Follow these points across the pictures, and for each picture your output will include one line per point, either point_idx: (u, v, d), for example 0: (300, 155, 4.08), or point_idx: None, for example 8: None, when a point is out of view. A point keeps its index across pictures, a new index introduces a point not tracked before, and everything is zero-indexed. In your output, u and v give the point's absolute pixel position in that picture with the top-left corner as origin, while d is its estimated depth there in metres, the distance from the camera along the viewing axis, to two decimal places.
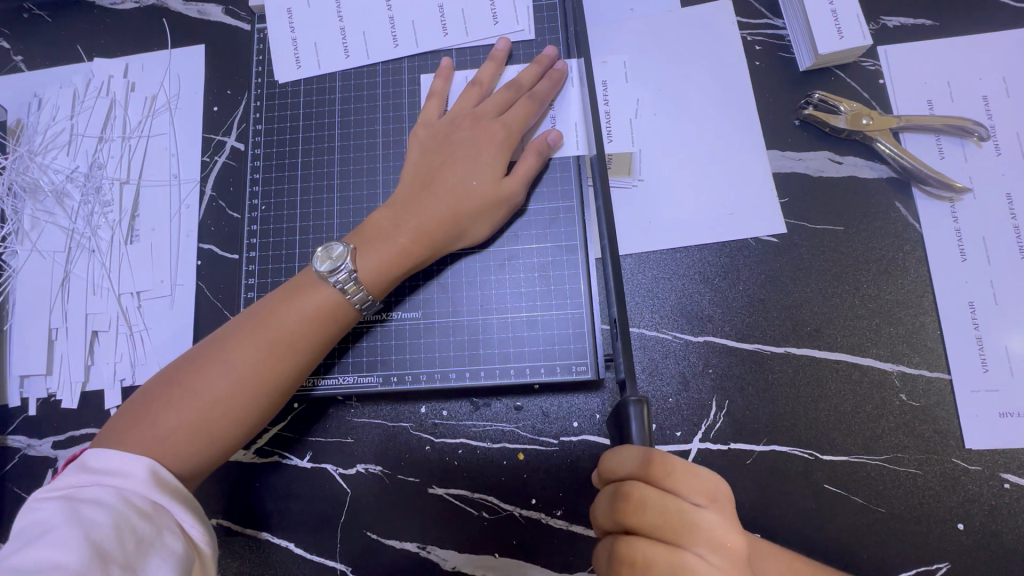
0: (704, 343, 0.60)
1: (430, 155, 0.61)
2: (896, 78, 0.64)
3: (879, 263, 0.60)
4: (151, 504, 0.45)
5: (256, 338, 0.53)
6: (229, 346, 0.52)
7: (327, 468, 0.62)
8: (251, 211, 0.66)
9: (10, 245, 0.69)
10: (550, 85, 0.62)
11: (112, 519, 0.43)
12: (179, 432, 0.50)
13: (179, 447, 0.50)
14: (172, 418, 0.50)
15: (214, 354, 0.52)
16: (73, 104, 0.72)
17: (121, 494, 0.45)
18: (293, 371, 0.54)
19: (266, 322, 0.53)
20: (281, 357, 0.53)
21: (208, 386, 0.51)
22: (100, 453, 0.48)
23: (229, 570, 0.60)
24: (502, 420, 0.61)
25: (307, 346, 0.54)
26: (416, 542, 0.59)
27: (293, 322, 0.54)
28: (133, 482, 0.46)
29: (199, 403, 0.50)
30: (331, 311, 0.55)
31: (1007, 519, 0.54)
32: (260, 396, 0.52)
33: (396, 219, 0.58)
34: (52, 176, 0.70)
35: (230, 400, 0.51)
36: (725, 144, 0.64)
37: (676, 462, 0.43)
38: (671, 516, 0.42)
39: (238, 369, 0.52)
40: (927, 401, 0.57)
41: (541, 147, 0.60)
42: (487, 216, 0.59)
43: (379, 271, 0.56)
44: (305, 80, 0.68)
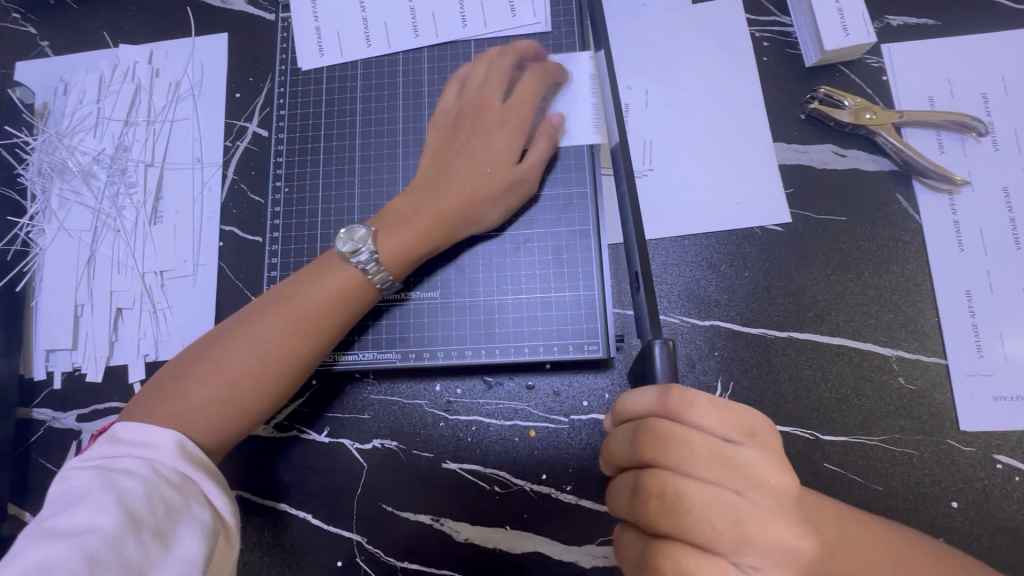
0: (710, 327, 0.62)
1: (447, 144, 0.64)
2: (899, 75, 0.66)
3: (881, 252, 0.63)
4: (179, 475, 0.47)
5: (281, 315, 0.55)
6: (255, 322, 0.55)
7: (345, 442, 0.64)
8: (273, 193, 0.68)
9: (37, 224, 0.71)
10: (554, 71, 0.65)
11: (142, 489, 0.44)
12: (207, 405, 0.52)
13: (208, 420, 0.52)
14: (200, 392, 0.52)
15: (240, 332, 0.54)
16: (100, 88, 0.74)
17: (151, 465, 0.47)
18: (315, 348, 0.56)
19: (290, 300, 0.56)
20: (305, 334, 0.55)
21: (236, 362, 0.53)
22: (131, 426, 0.50)
23: (249, 539, 0.62)
24: (514, 398, 0.63)
25: (330, 324, 0.56)
26: (430, 515, 0.62)
27: (317, 300, 0.56)
28: (161, 454, 0.48)
29: (226, 377, 0.53)
30: (353, 290, 0.57)
31: (999, 497, 0.56)
32: (284, 372, 0.54)
33: (415, 204, 0.60)
34: (78, 157, 0.72)
35: (256, 375, 0.53)
36: (734, 136, 0.66)
37: (701, 397, 0.42)
38: (704, 454, 0.41)
39: (264, 345, 0.54)
40: (924, 385, 0.59)
41: (550, 134, 0.63)
42: (502, 201, 0.61)
43: (400, 254, 0.58)
44: (327, 68, 0.70)
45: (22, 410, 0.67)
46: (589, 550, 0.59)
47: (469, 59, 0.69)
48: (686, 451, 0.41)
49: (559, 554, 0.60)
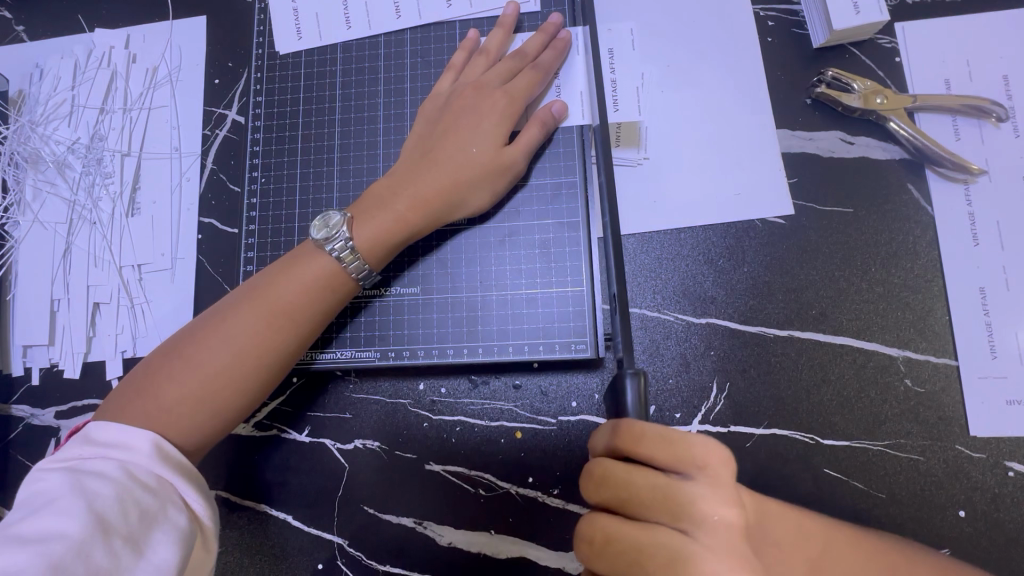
0: (706, 324, 0.59)
1: (434, 125, 0.60)
2: (913, 56, 0.62)
3: (890, 246, 0.59)
4: (155, 478, 0.45)
5: (254, 309, 0.52)
6: (227, 318, 0.52)
7: (326, 442, 0.62)
8: (251, 184, 0.66)
9: (12, 216, 0.69)
10: (554, 55, 0.61)
11: (114, 493, 0.42)
12: (180, 403, 0.50)
13: (182, 418, 0.50)
14: (173, 389, 0.50)
15: (213, 326, 0.52)
16: (74, 74, 0.72)
17: (126, 467, 0.45)
18: (292, 341, 0.53)
19: (264, 293, 0.53)
20: (281, 326, 0.53)
21: (209, 357, 0.51)
22: (104, 425, 0.48)
23: (229, 540, 0.61)
24: (500, 398, 0.61)
25: (306, 316, 0.54)
26: (413, 517, 0.60)
27: (292, 292, 0.53)
28: (138, 455, 0.46)
29: (198, 375, 0.50)
30: (330, 280, 0.54)
31: (1010, 507, 0.53)
32: (260, 366, 0.52)
33: (395, 188, 0.57)
34: (52, 147, 0.70)
35: (230, 370, 0.51)
36: (735, 123, 0.62)
37: (652, 432, 0.40)
38: (644, 491, 0.40)
39: (238, 339, 0.51)
40: (932, 387, 0.56)
41: (545, 119, 0.59)
42: (488, 188, 0.58)
43: (377, 240, 0.56)
44: (306, 52, 0.67)
45: (1, 407, 0.66)
46: (577, 556, 0.57)
47: (454, 41, 0.65)
48: (626, 488, 0.41)
49: (546, 560, 0.58)
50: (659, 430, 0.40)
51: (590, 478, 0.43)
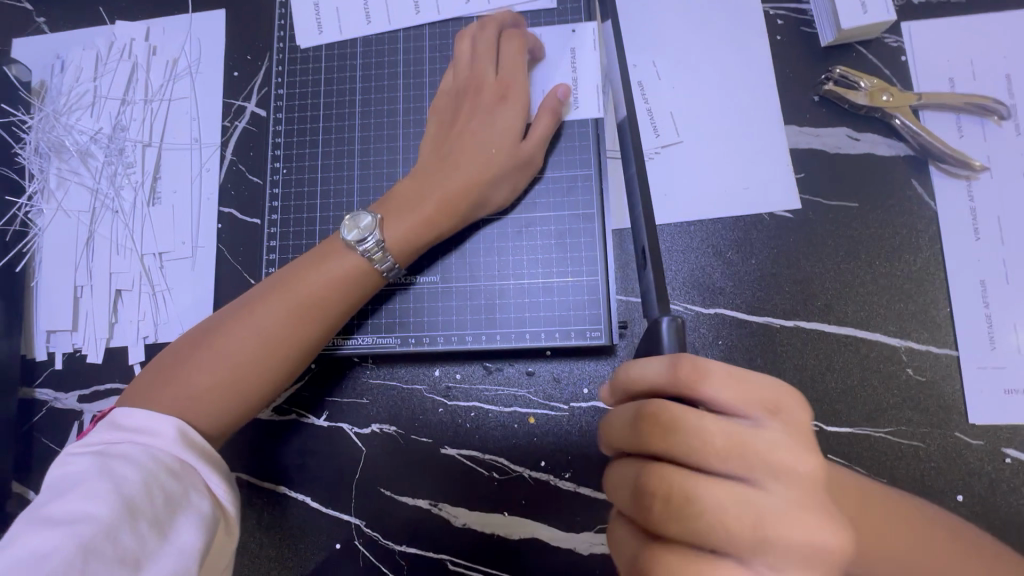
0: (714, 315, 0.61)
1: (456, 123, 0.62)
2: (919, 55, 0.64)
3: (893, 240, 0.61)
4: (179, 464, 0.47)
5: (279, 301, 0.54)
6: (253, 309, 0.54)
7: (343, 426, 0.64)
8: (272, 174, 0.67)
9: (35, 204, 0.70)
10: (570, 48, 0.62)
11: (141, 478, 0.44)
12: (205, 391, 0.51)
13: (206, 406, 0.51)
14: (200, 377, 0.52)
15: (241, 317, 0.54)
16: (96, 66, 0.73)
17: (152, 453, 0.47)
18: (315, 335, 0.55)
19: (289, 286, 0.55)
20: (305, 321, 0.54)
21: (235, 348, 0.52)
22: (132, 411, 0.49)
23: (249, 521, 0.63)
24: (514, 385, 0.62)
25: (330, 311, 0.55)
26: (428, 500, 0.62)
27: (316, 286, 0.55)
28: (162, 442, 0.48)
29: (224, 364, 0.52)
30: (354, 277, 0.56)
31: (1006, 492, 0.55)
32: (283, 358, 0.54)
33: (422, 189, 0.59)
34: (75, 136, 0.71)
35: (255, 361, 0.53)
36: (746, 119, 0.64)
37: (717, 369, 0.35)
38: (713, 434, 0.34)
39: (264, 332, 0.53)
40: (933, 376, 0.58)
41: (554, 108, 0.61)
42: (509, 183, 0.60)
43: (407, 239, 0.57)
44: (326, 45, 0.69)
45: (24, 390, 0.68)
46: (587, 537, 0.59)
47: None
48: (684, 430, 0.35)
49: (557, 541, 0.59)
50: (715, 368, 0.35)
51: (649, 427, 0.36)
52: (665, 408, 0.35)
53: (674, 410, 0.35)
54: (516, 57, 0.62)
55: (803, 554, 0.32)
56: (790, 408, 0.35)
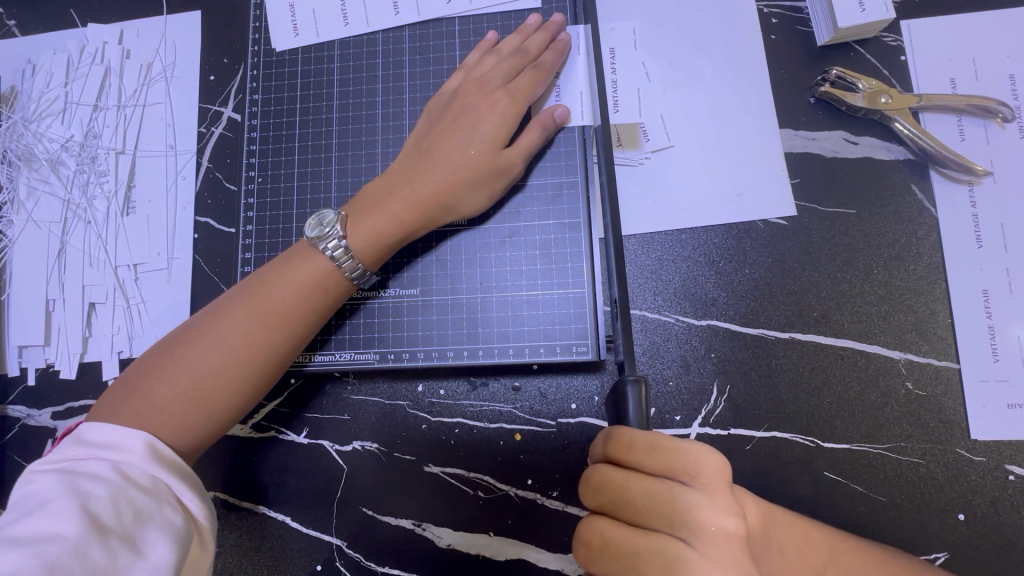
0: (707, 327, 0.59)
1: (434, 124, 0.59)
2: (918, 55, 0.61)
3: (892, 248, 0.58)
4: (150, 478, 0.45)
5: (248, 308, 0.52)
6: (221, 317, 0.52)
7: (323, 444, 0.62)
8: (248, 183, 0.65)
9: (6, 215, 0.68)
10: (556, 55, 0.60)
11: (109, 493, 0.42)
12: (173, 402, 0.49)
13: (175, 419, 0.49)
14: (168, 388, 0.49)
15: (209, 324, 0.52)
16: (68, 70, 0.71)
17: (119, 467, 0.45)
18: (287, 342, 0.53)
19: (258, 292, 0.53)
20: (276, 326, 0.52)
21: (204, 356, 0.50)
22: (96, 427, 0.47)
23: (227, 542, 0.61)
24: (500, 400, 0.60)
25: (303, 316, 0.53)
26: (412, 519, 0.60)
27: (286, 291, 0.53)
28: (131, 455, 0.46)
29: (192, 375, 0.50)
30: (326, 280, 0.54)
31: (1010, 510, 0.53)
32: (255, 366, 0.52)
33: (390, 188, 0.57)
34: (46, 144, 0.69)
35: (225, 370, 0.50)
36: (739, 123, 0.62)
37: (640, 438, 0.40)
38: (642, 495, 0.40)
39: (233, 339, 0.51)
40: (934, 390, 0.56)
41: (548, 122, 0.59)
42: (484, 189, 0.57)
43: (372, 239, 0.55)
44: (303, 48, 0.66)
45: None
46: (576, 558, 0.57)
47: (454, 39, 0.64)
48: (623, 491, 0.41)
49: (545, 562, 0.57)
50: (648, 437, 0.40)
51: (591, 484, 0.43)
52: (604, 473, 0.42)
53: (611, 474, 0.42)
54: (513, 59, 0.60)
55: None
56: (717, 474, 0.39)
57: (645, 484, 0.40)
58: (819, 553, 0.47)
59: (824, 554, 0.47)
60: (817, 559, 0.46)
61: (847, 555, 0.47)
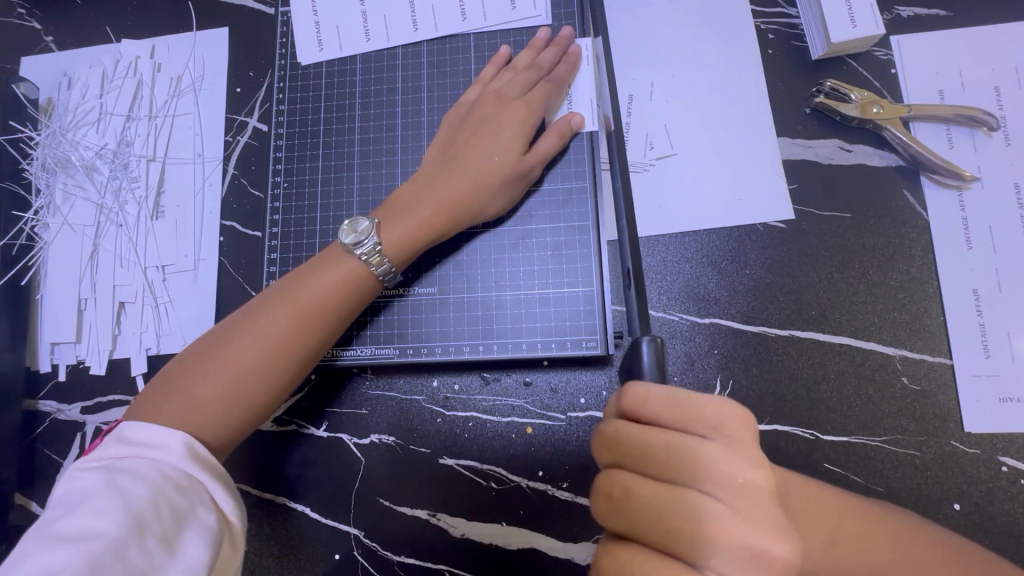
0: (710, 324, 0.62)
1: (457, 132, 0.63)
2: (908, 68, 0.65)
3: (885, 250, 0.61)
4: (186, 478, 0.47)
5: (281, 310, 0.55)
6: (256, 318, 0.55)
7: (342, 437, 0.64)
8: (273, 188, 0.69)
9: (41, 219, 0.72)
10: (568, 69, 0.64)
11: (149, 491, 0.44)
12: (211, 399, 0.52)
13: (214, 416, 0.52)
14: (205, 387, 0.52)
15: (242, 326, 0.55)
16: (102, 83, 0.75)
17: (158, 466, 0.47)
18: (317, 341, 0.56)
19: (291, 294, 0.56)
20: (306, 326, 0.55)
21: (240, 356, 0.53)
22: (138, 425, 0.50)
23: (249, 531, 0.63)
24: (512, 395, 0.63)
25: (331, 316, 0.56)
26: (427, 510, 0.62)
27: (317, 293, 0.56)
28: (170, 456, 0.48)
29: (229, 373, 0.53)
30: (353, 283, 0.57)
31: (1004, 500, 0.55)
32: (287, 364, 0.54)
33: (419, 193, 0.60)
34: (81, 152, 0.73)
35: (258, 368, 0.53)
36: (739, 132, 0.65)
37: (656, 390, 0.40)
38: (662, 449, 0.39)
39: (266, 339, 0.54)
40: (928, 385, 0.58)
41: (564, 129, 0.62)
42: (506, 192, 0.61)
43: (403, 242, 0.58)
44: (327, 62, 0.70)
45: (29, 403, 0.69)
46: (585, 547, 0.59)
47: (468, 53, 0.68)
48: (643, 448, 0.40)
49: (556, 551, 0.60)
50: (666, 391, 0.39)
51: (603, 440, 0.42)
52: (618, 428, 0.41)
53: (626, 430, 0.40)
54: (529, 73, 0.64)
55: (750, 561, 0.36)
56: (740, 426, 0.39)
57: (669, 438, 0.39)
58: (829, 520, 0.43)
59: (835, 516, 0.44)
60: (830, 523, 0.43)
61: (857, 521, 0.43)
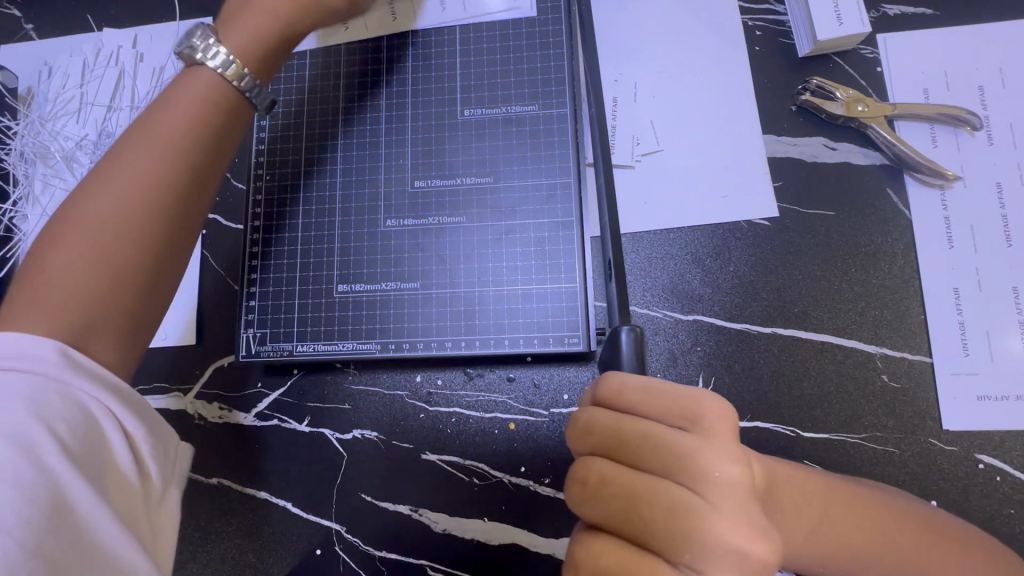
0: (693, 321, 0.62)
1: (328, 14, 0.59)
2: (893, 66, 0.65)
3: (868, 248, 0.61)
4: (75, 400, 0.41)
5: (147, 175, 0.48)
6: (109, 205, 0.46)
7: (325, 432, 0.64)
8: (255, 181, 0.68)
9: (20, 210, 0.71)
10: None
11: (30, 421, 0.38)
12: (68, 301, 0.43)
13: (76, 326, 0.43)
14: (56, 281, 0.43)
15: (94, 215, 0.46)
16: (83, 72, 0.74)
17: (32, 384, 0.39)
18: (207, 134, 0.51)
19: (159, 170, 0.48)
20: (190, 124, 0.50)
21: (96, 253, 0.45)
22: None
23: (230, 526, 0.63)
24: (495, 391, 0.63)
25: (213, 109, 0.52)
26: (409, 505, 0.62)
27: (185, 116, 0.51)
28: (46, 368, 0.40)
29: (84, 276, 0.44)
30: (255, 40, 0.55)
31: (980, 498, 0.56)
32: (162, 198, 0.47)
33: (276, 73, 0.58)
34: (61, 142, 0.72)
35: (124, 232, 0.46)
36: (724, 129, 0.65)
37: (632, 380, 0.41)
38: (631, 436, 0.40)
39: (131, 225, 0.46)
40: (908, 383, 0.59)
41: None
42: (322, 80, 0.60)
43: (252, 37, 0.55)
44: (310, 53, 0.70)
45: None
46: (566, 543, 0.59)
47: (454, 46, 0.68)
48: (613, 435, 0.40)
49: (538, 546, 0.60)
50: (641, 380, 0.41)
51: (574, 427, 0.43)
52: (591, 414, 0.42)
53: (599, 415, 0.41)
54: None
55: (728, 553, 0.35)
56: (718, 418, 0.39)
57: (638, 427, 0.40)
58: (816, 508, 0.45)
59: (819, 509, 0.46)
60: (814, 514, 0.45)
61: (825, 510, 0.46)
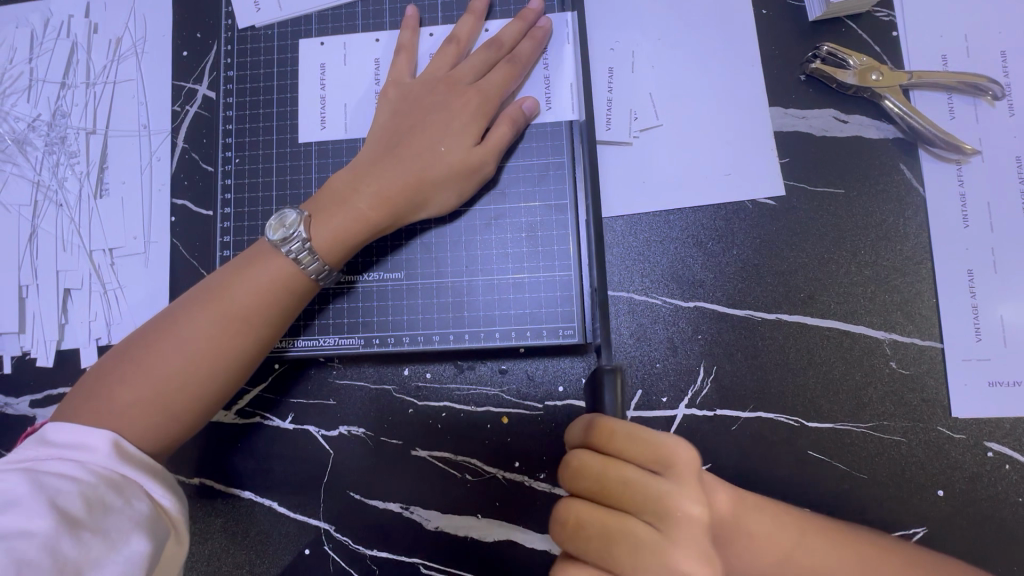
0: (694, 309, 0.58)
1: (404, 115, 0.58)
2: (910, 30, 0.60)
3: (879, 228, 0.58)
4: (118, 475, 0.45)
5: (210, 313, 0.51)
6: (182, 324, 0.51)
7: (309, 429, 0.61)
8: (225, 163, 0.63)
9: None
10: (533, 46, 0.58)
11: (83, 492, 0.42)
12: (128, 405, 0.48)
13: (141, 426, 0.49)
14: (127, 400, 0.49)
15: (171, 347, 0.50)
16: (31, 46, 0.67)
17: (85, 467, 0.44)
18: (253, 347, 0.52)
19: (217, 296, 0.52)
20: (236, 336, 0.51)
21: (164, 368, 0.50)
22: (61, 427, 0.47)
23: (213, 527, 0.61)
24: (487, 384, 0.60)
25: (259, 333, 0.52)
26: (400, 502, 0.60)
27: (242, 302, 0.52)
28: (95, 454, 0.46)
29: (152, 388, 0.49)
30: (288, 284, 0.53)
31: (988, 486, 0.54)
32: (219, 353, 0.51)
33: (355, 183, 0.55)
34: (12, 123, 0.67)
35: (192, 358, 0.50)
36: (730, 103, 0.60)
37: (620, 422, 0.40)
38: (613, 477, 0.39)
39: (196, 347, 0.50)
40: (917, 369, 0.56)
41: (516, 116, 0.57)
42: (454, 187, 0.56)
43: (337, 239, 0.54)
44: (280, 22, 0.64)
45: None
46: None
47: (436, 12, 0.63)
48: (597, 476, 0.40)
49: (533, 542, 0.58)
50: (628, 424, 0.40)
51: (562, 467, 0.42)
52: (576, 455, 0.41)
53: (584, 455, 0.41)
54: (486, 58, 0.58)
55: None
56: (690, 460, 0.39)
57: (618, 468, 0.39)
58: (789, 536, 0.46)
59: (794, 536, 0.46)
60: (787, 543, 0.46)
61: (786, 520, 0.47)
